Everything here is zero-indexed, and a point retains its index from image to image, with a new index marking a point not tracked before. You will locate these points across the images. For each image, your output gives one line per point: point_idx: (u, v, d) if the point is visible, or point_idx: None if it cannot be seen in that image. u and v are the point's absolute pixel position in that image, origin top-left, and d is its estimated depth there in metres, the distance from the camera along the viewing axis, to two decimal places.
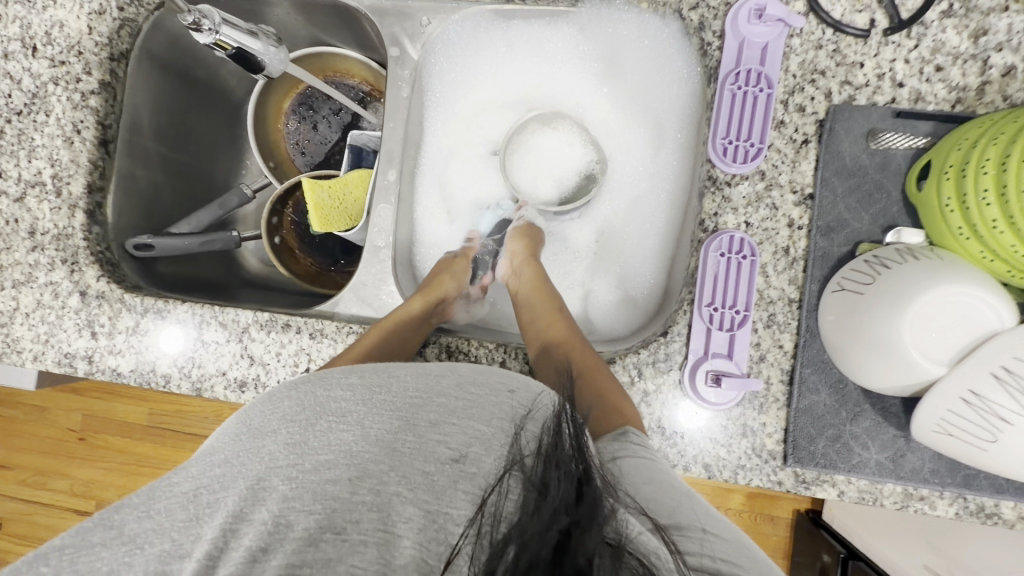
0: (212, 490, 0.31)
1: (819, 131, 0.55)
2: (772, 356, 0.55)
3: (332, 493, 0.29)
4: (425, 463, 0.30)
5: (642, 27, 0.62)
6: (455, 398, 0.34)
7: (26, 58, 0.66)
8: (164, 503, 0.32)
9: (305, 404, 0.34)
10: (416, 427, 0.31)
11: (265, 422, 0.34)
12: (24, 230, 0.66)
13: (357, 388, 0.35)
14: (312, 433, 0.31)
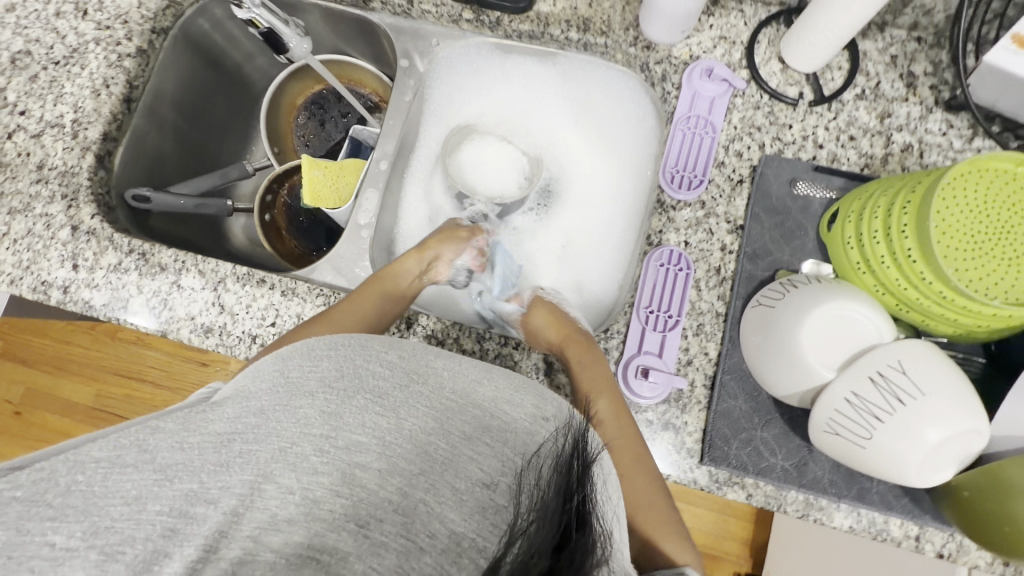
0: (246, 442, 0.37)
1: (752, 174, 0.65)
2: (698, 361, 0.61)
3: (364, 482, 0.35)
4: (456, 480, 0.36)
5: (615, 76, 0.72)
6: (488, 416, 0.41)
7: (76, 19, 0.74)
8: (198, 438, 0.38)
9: (344, 372, 0.42)
10: (450, 436, 0.38)
11: (305, 379, 0.41)
12: (33, 164, 0.71)
13: (397, 369, 0.43)
14: (349, 407, 0.39)
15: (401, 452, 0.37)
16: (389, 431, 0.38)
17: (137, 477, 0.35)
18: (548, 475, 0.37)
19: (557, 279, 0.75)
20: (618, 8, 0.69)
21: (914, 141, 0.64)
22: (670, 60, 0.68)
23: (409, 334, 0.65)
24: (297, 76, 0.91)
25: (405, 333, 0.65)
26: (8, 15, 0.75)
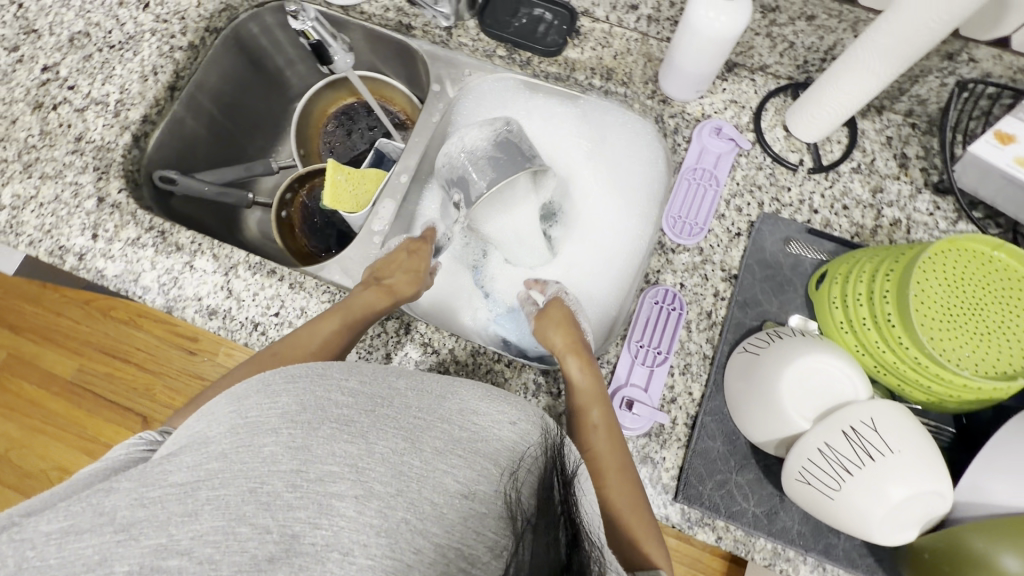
0: (212, 488, 0.37)
1: (749, 228, 0.68)
2: (681, 399, 0.63)
3: (341, 511, 0.36)
4: (432, 493, 0.38)
5: (629, 123, 0.76)
6: (457, 429, 0.43)
7: (137, 10, 0.80)
8: (157, 492, 0.37)
9: (305, 405, 0.42)
10: (424, 453, 0.40)
11: (263, 417, 0.41)
12: (72, 135, 0.74)
13: (362, 397, 0.44)
14: (316, 438, 0.39)
15: (376, 476, 0.38)
16: (363, 457, 0.39)
17: (93, 535, 0.34)
18: (529, 493, 0.42)
19: None
20: (640, 64, 0.75)
21: (903, 218, 0.69)
22: (683, 116, 0.73)
23: (405, 340, 0.67)
24: (330, 85, 0.96)
25: (402, 339, 0.67)
26: None
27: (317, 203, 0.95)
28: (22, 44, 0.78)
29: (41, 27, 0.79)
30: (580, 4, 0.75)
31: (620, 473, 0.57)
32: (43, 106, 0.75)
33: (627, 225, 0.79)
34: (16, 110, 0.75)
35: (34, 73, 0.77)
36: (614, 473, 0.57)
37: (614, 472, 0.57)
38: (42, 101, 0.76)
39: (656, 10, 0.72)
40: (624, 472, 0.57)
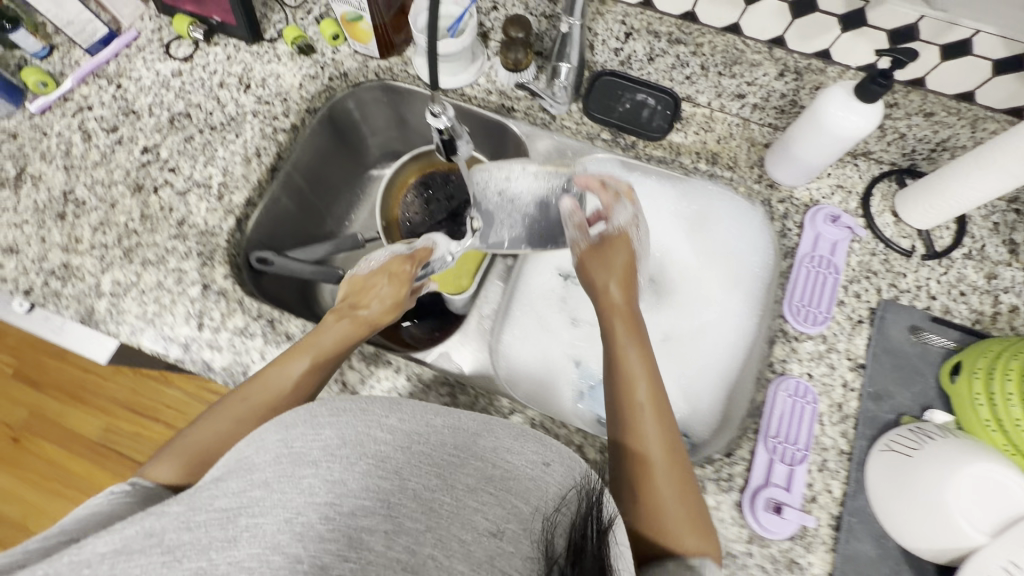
0: (251, 515, 0.35)
1: (871, 316, 0.68)
2: (822, 498, 0.60)
3: (370, 545, 0.34)
4: (462, 531, 0.36)
5: (736, 206, 0.77)
6: (434, 446, 0.41)
7: (238, 92, 0.80)
8: (203, 517, 0.36)
9: (346, 439, 0.40)
10: (455, 489, 0.39)
11: (305, 447, 0.39)
12: (174, 219, 0.72)
13: (399, 433, 0.41)
14: (406, 490, 0.38)
15: (407, 514, 0.36)
16: (393, 493, 0.37)
17: (145, 559, 0.34)
18: (561, 540, 0.38)
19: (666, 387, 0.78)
20: (744, 149, 0.77)
21: None
22: (792, 200, 0.74)
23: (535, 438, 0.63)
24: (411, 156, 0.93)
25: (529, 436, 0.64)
26: (175, 80, 0.80)
27: None
28: (122, 125, 0.78)
29: (140, 108, 0.79)
30: (684, 92, 0.77)
31: (668, 455, 0.54)
32: (143, 189, 0.74)
33: (731, 305, 0.78)
34: (115, 192, 0.74)
35: (134, 155, 0.76)
36: (654, 425, 0.56)
37: (662, 448, 0.54)
38: (142, 184, 0.74)
39: (763, 100, 0.73)
40: (672, 444, 0.55)
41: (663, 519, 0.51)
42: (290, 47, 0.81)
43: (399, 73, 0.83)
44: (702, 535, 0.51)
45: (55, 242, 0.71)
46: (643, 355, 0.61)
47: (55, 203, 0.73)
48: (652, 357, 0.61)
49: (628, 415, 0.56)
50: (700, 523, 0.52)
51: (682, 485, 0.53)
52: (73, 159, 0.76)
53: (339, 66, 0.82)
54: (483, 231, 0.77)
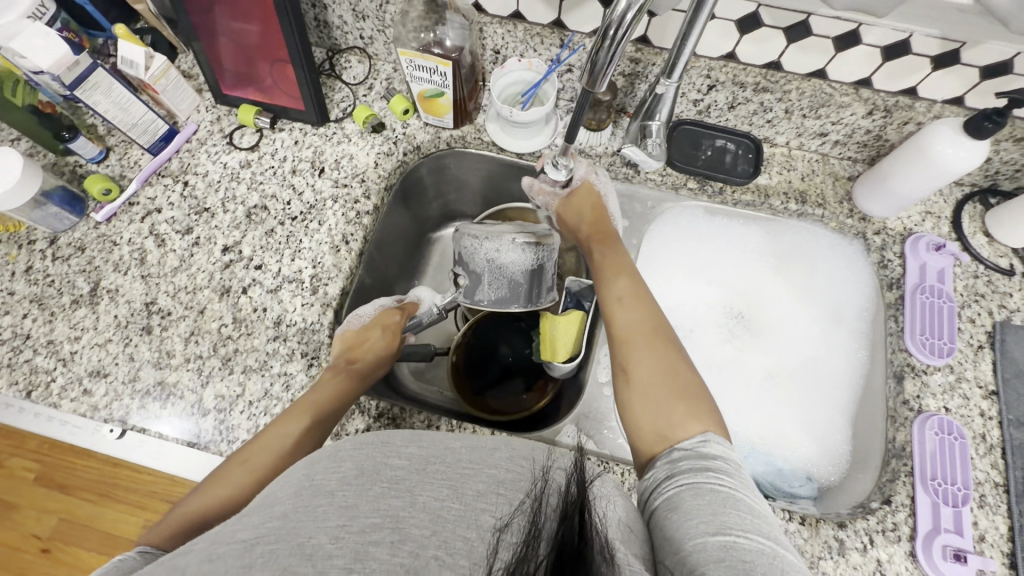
0: (267, 543, 0.36)
1: (990, 339, 0.69)
2: (991, 536, 0.60)
3: (374, 554, 0.35)
4: (466, 530, 0.37)
5: (830, 242, 0.79)
6: (506, 470, 0.43)
7: (313, 177, 0.77)
8: (225, 548, 0.37)
9: (364, 468, 0.41)
10: (464, 496, 0.40)
11: (323, 480, 0.41)
12: (270, 319, 0.69)
13: (417, 457, 0.43)
14: (367, 496, 0.39)
15: (412, 523, 0.37)
16: (403, 508, 0.38)
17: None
18: (554, 516, 0.39)
19: (789, 428, 0.77)
20: (829, 184, 0.78)
21: None
22: (887, 231, 0.75)
23: None
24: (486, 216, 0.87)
25: None
26: (244, 171, 0.78)
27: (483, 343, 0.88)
28: (196, 225, 0.74)
29: (213, 204, 0.75)
30: (764, 134, 0.78)
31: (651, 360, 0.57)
32: (231, 290, 0.70)
33: (838, 338, 0.78)
34: (202, 297, 0.70)
35: (215, 255, 0.72)
36: (633, 329, 0.60)
37: (641, 330, 0.60)
38: (229, 285, 0.71)
39: (846, 136, 0.75)
40: (675, 364, 0.57)
41: (656, 417, 0.52)
42: (360, 125, 0.80)
43: (473, 140, 0.81)
44: (696, 416, 0.51)
45: (146, 358, 0.67)
46: (607, 272, 0.68)
47: (139, 316, 0.69)
48: (637, 279, 0.66)
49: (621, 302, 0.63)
50: (699, 411, 0.52)
51: (693, 398, 0.53)
52: (149, 266, 0.72)
53: (412, 140, 0.80)
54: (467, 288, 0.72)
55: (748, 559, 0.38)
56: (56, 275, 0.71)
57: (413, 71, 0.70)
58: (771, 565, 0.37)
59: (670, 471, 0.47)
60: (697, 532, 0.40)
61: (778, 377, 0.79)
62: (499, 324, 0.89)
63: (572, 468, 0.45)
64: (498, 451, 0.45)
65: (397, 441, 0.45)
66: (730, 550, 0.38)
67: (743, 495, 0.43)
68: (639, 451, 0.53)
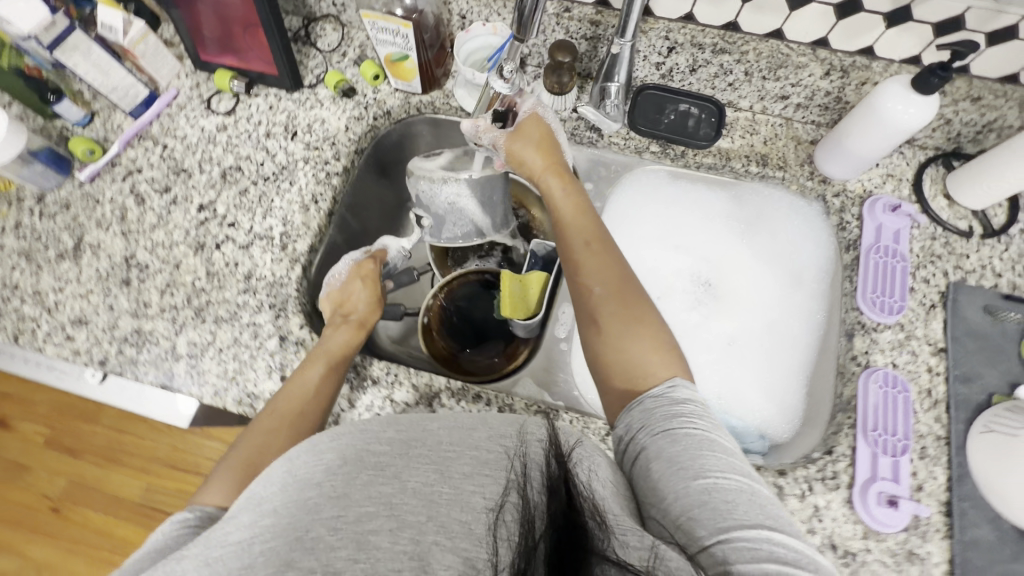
0: (263, 539, 0.37)
1: (943, 299, 0.70)
2: (929, 486, 0.62)
3: (376, 544, 0.37)
4: (461, 513, 0.38)
5: (792, 205, 0.80)
6: (486, 449, 0.43)
7: (286, 140, 0.80)
8: (221, 550, 0.38)
9: (346, 456, 0.42)
10: (451, 479, 0.40)
11: (308, 471, 0.41)
12: (241, 273, 0.72)
13: (396, 442, 0.43)
14: (356, 483, 0.40)
15: (406, 508, 0.39)
16: (394, 493, 0.39)
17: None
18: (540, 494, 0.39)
19: (744, 386, 0.79)
20: (791, 147, 0.78)
21: None
22: (847, 193, 0.76)
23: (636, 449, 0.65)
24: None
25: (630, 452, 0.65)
26: (220, 134, 0.80)
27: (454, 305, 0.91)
28: (174, 185, 0.78)
29: (190, 165, 0.79)
30: (727, 98, 0.79)
31: (623, 314, 0.59)
32: (205, 246, 0.74)
33: (797, 300, 0.79)
34: (178, 252, 0.74)
35: (191, 213, 0.76)
36: (601, 286, 0.61)
37: (607, 282, 0.62)
38: (204, 241, 0.74)
39: (807, 99, 0.75)
40: (645, 316, 0.59)
41: (629, 368, 0.55)
42: (332, 90, 0.82)
43: (442, 105, 0.83)
44: (667, 365, 0.54)
45: (124, 308, 0.71)
46: (578, 233, 0.67)
47: (118, 270, 0.73)
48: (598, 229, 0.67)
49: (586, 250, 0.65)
50: (669, 359, 0.55)
51: (662, 348, 0.56)
52: (129, 223, 0.75)
53: (382, 105, 0.82)
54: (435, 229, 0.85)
55: (731, 497, 0.41)
56: (43, 231, 0.75)
57: (377, 34, 0.72)
58: (750, 500, 0.41)
59: (644, 419, 0.49)
60: (681, 482, 0.43)
61: (740, 341, 0.81)
62: (474, 294, 0.91)
63: (545, 439, 0.43)
64: (475, 430, 0.44)
65: (376, 424, 0.45)
66: (712, 491, 0.42)
67: (715, 436, 0.46)
68: (609, 397, 0.56)
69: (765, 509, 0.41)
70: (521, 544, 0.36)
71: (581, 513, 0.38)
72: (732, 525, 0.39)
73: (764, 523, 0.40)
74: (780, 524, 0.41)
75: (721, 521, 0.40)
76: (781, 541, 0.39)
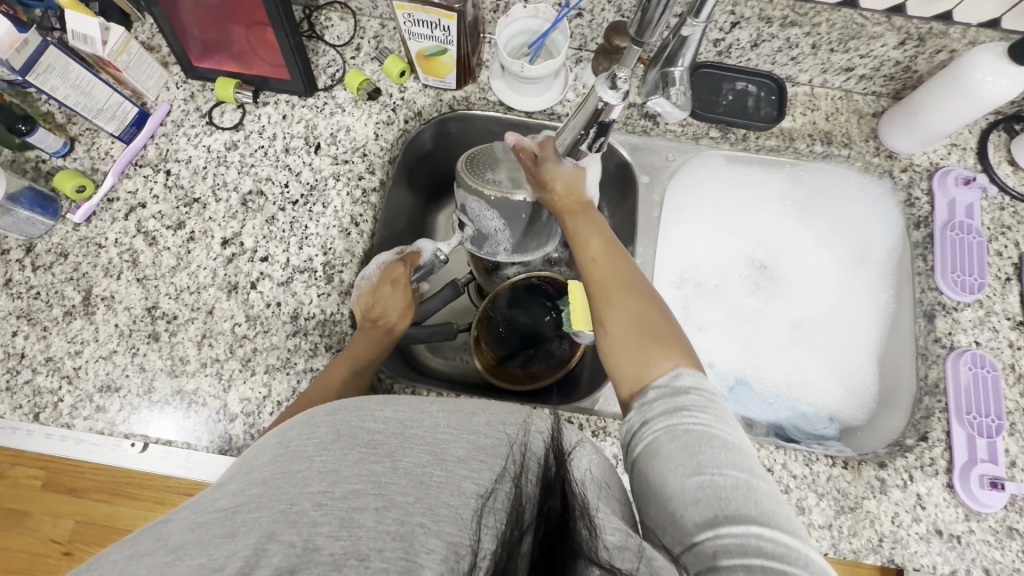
0: (247, 510, 0.33)
1: (1018, 271, 0.69)
2: (1021, 461, 0.62)
3: (360, 522, 0.32)
4: (450, 497, 0.34)
5: (857, 183, 0.77)
6: (484, 435, 0.38)
7: (309, 154, 0.71)
8: (208, 516, 0.33)
9: (340, 432, 0.37)
10: (445, 461, 0.35)
11: (298, 446, 0.36)
12: (286, 314, 0.65)
13: (391, 422, 0.38)
14: (346, 462, 0.35)
15: (395, 488, 0.34)
16: (385, 471, 0.34)
17: (151, 559, 0.31)
18: (532, 485, 0.35)
19: (815, 373, 0.76)
20: (854, 122, 0.75)
21: None
22: (914, 167, 0.74)
23: None
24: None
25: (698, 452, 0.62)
26: (231, 154, 0.71)
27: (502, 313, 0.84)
28: (187, 218, 0.68)
29: (202, 194, 0.69)
30: (786, 73, 0.74)
31: (627, 312, 0.50)
32: (239, 287, 0.66)
33: (863, 280, 0.78)
34: (208, 296, 0.65)
35: (215, 250, 0.67)
36: (608, 288, 0.53)
37: (614, 282, 0.53)
38: (236, 281, 0.66)
39: (873, 70, 0.71)
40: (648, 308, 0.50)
41: (629, 363, 0.47)
42: (355, 93, 0.73)
43: (477, 101, 0.75)
44: (667, 353, 0.46)
45: (158, 368, 0.63)
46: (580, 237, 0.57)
47: (142, 324, 0.64)
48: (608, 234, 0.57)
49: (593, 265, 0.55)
50: (669, 347, 0.46)
51: (667, 338, 0.47)
52: (143, 269, 0.66)
53: (412, 105, 0.74)
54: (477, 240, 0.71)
55: (725, 493, 0.35)
56: (41, 285, 0.65)
57: (412, 27, 0.63)
58: (747, 499, 0.35)
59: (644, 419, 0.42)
60: (670, 481, 0.37)
61: (805, 324, 0.79)
62: (516, 297, 0.84)
63: (551, 432, 0.38)
64: (475, 415, 0.39)
65: (372, 402, 0.40)
66: (707, 488, 0.36)
67: (716, 428, 0.39)
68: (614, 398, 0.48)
69: (764, 507, 0.35)
70: (505, 536, 0.32)
71: (574, 517, 0.33)
72: (726, 524, 0.34)
73: (762, 519, 0.34)
74: (782, 520, 0.34)
75: (716, 515, 0.34)
76: (787, 543, 0.33)
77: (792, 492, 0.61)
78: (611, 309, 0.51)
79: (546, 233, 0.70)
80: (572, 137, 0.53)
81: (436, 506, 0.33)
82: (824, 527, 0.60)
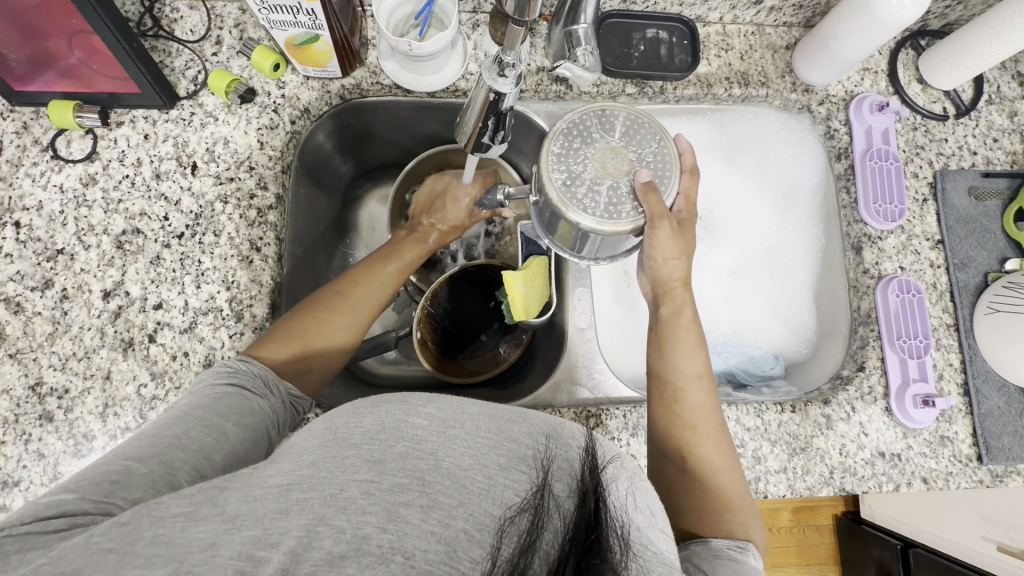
0: (302, 488, 0.31)
1: (933, 191, 0.70)
2: (947, 373, 0.66)
3: (405, 517, 0.30)
4: (492, 507, 0.31)
5: (782, 123, 0.77)
6: (524, 445, 0.35)
7: (185, 177, 0.62)
8: (261, 490, 0.32)
9: (386, 422, 0.34)
10: (487, 468, 0.33)
11: (347, 432, 0.34)
12: (198, 363, 0.58)
13: (435, 418, 0.35)
14: (392, 454, 0.33)
15: (440, 487, 0.31)
16: (428, 470, 0.32)
17: (208, 522, 0.30)
18: (569, 500, 0.32)
19: (755, 316, 0.77)
20: (769, 57, 0.72)
21: None
22: (830, 99, 0.73)
23: None
24: (404, 172, 0.78)
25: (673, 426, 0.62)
26: (91, 190, 0.61)
27: (446, 307, 0.78)
28: (55, 275, 0.59)
29: (66, 244, 0.60)
30: (696, 13, 0.70)
31: (717, 461, 0.50)
32: (135, 343, 0.58)
33: (795, 218, 0.78)
34: (101, 360, 0.57)
35: (96, 306, 0.59)
36: (702, 418, 0.52)
37: (710, 417, 0.52)
38: (131, 337, 0.58)
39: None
40: (728, 460, 0.51)
41: (706, 513, 0.47)
42: (224, 97, 0.63)
43: (370, 87, 0.67)
44: (742, 521, 0.47)
45: (59, 451, 0.55)
46: (681, 346, 0.55)
47: (28, 406, 0.56)
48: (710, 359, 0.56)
49: (693, 382, 0.53)
50: (742, 514, 0.48)
51: (739, 501, 0.49)
52: (14, 343, 0.57)
53: (296, 102, 0.65)
54: (538, 212, 0.56)
55: None
56: None
57: (270, 14, 0.54)
58: None
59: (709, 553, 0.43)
60: None
61: (743, 271, 0.78)
62: (459, 290, 0.79)
63: (586, 446, 0.36)
64: (516, 424, 0.36)
65: (415, 397, 0.36)
66: None
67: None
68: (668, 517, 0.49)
69: None
70: (531, 550, 0.29)
71: (606, 531, 0.31)
72: None
73: None
74: None
75: None
76: None
77: (748, 444, 0.62)
78: (697, 449, 0.51)
79: (585, 246, 0.54)
80: (472, 130, 0.47)
81: (478, 513, 0.31)
82: (779, 471, 0.62)
